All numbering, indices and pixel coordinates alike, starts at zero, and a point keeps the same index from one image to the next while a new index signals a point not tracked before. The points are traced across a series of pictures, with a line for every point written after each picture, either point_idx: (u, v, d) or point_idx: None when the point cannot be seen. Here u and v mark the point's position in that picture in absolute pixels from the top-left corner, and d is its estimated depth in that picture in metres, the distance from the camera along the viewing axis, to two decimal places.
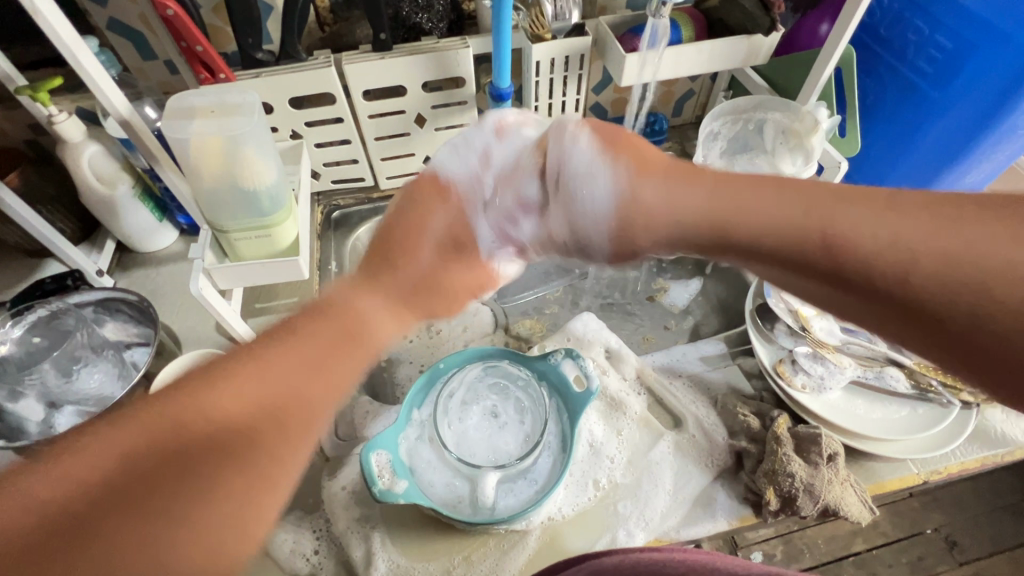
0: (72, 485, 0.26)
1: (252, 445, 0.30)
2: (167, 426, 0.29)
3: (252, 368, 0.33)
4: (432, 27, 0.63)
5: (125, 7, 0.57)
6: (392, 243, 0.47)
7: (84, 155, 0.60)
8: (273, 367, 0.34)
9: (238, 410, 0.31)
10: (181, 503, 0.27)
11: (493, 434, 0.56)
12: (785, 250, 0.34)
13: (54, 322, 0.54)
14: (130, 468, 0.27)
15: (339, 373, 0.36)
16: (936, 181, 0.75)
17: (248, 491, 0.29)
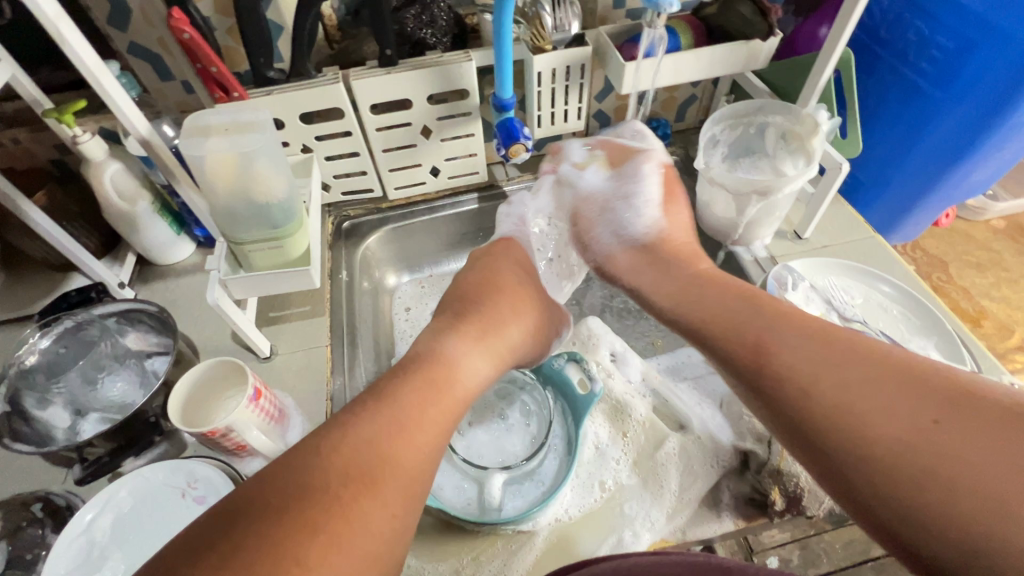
0: (266, 489, 0.32)
1: (356, 506, 0.33)
2: (326, 462, 0.34)
3: (381, 405, 0.38)
4: (436, 42, 0.66)
5: (144, 31, 0.60)
6: (493, 259, 0.59)
7: (106, 173, 0.62)
8: (403, 412, 0.38)
9: (356, 465, 0.34)
10: (300, 535, 0.31)
11: (501, 437, 0.59)
12: (731, 337, 0.45)
13: (79, 333, 0.58)
14: (288, 493, 0.32)
15: (427, 439, 0.38)
16: (944, 177, 0.75)
17: (332, 546, 0.31)
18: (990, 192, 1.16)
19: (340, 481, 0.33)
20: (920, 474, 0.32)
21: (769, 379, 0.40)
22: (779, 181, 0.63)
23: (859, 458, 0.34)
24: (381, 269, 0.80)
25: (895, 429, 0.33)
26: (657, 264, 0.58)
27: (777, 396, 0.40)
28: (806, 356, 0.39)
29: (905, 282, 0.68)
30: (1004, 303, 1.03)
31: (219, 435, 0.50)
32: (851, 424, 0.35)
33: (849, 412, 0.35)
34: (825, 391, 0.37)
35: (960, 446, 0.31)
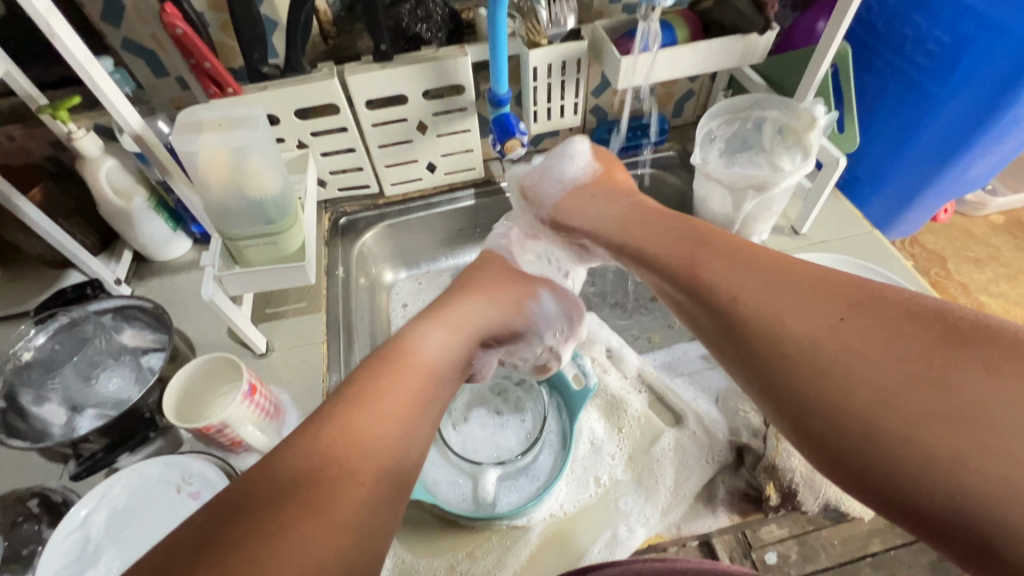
0: (251, 476, 0.33)
1: (335, 480, 0.33)
2: (305, 448, 0.34)
3: (353, 390, 0.39)
4: (432, 37, 0.65)
5: (138, 27, 0.60)
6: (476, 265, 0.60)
7: (101, 170, 0.62)
8: (377, 391, 0.39)
9: (335, 447, 0.35)
10: (283, 515, 0.31)
11: (495, 432, 0.59)
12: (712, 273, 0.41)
13: (74, 330, 0.59)
14: (270, 479, 0.32)
15: (396, 407, 0.39)
16: (942, 171, 0.75)
17: (312, 523, 0.31)
18: (988, 187, 1.16)
19: (321, 462, 0.34)
20: (891, 417, 0.29)
21: (744, 327, 0.37)
22: (775, 177, 0.63)
23: (841, 410, 0.31)
24: (378, 265, 0.80)
25: (878, 376, 0.31)
26: (629, 212, 0.54)
27: (750, 345, 0.37)
28: (784, 302, 0.36)
29: (903, 278, 0.67)
30: (1002, 299, 1.03)
31: (214, 430, 0.50)
32: (828, 371, 0.32)
33: (825, 362, 0.33)
34: (802, 338, 0.34)
35: (941, 398, 0.29)
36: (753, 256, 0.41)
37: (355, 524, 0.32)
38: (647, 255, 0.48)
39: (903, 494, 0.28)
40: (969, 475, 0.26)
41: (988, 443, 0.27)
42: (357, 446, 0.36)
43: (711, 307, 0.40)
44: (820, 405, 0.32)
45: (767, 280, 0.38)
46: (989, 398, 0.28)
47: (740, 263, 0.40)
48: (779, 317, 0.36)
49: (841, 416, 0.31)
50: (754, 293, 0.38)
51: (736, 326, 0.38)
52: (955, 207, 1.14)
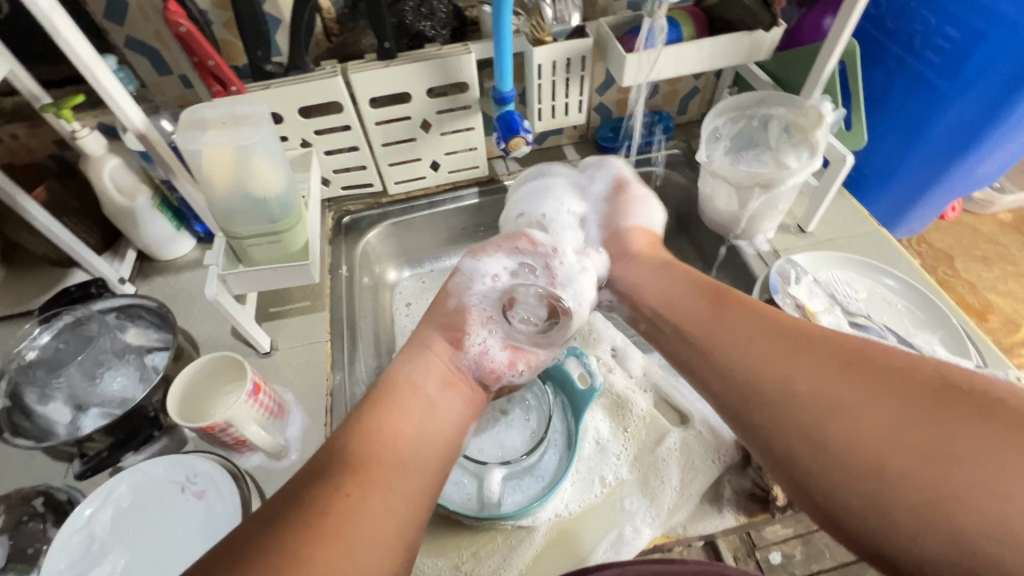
0: (299, 488, 0.35)
1: (372, 493, 0.36)
2: (348, 460, 0.38)
3: (381, 414, 0.42)
4: (435, 34, 0.65)
5: (141, 26, 0.60)
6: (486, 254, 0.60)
7: (105, 168, 0.62)
8: (398, 416, 0.42)
9: (378, 462, 0.38)
10: (329, 525, 0.33)
11: (500, 432, 0.59)
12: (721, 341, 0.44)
13: (79, 328, 0.58)
14: (320, 486, 0.35)
15: (419, 441, 0.42)
16: (950, 169, 0.75)
17: (354, 532, 0.33)
18: (996, 185, 1.15)
19: (371, 472, 0.37)
20: (897, 482, 0.31)
21: (752, 383, 0.40)
22: (782, 174, 0.62)
23: (837, 460, 0.33)
24: (381, 264, 0.79)
25: (877, 423, 0.33)
26: (656, 267, 0.56)
27: (756, 399, 0.40)
28: (788, 372, 0.38)
29: (909, 276, 0.67)
30: (1010, 298, 1.02)
31: (219, 429, 0.50)
32: (828, 422, 0.35)
33: (828, 412, 0.35)
34: (806, 392, 0.37)
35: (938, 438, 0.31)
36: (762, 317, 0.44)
37: (397, 537, 0.35)
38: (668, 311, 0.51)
39: (899, 561, 0.30)
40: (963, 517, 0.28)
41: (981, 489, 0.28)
42: (387, 465, 0.39)
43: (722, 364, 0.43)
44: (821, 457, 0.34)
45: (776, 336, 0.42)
46: (974, 444, 0.30)
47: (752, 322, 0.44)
48: (786, 385, 0.38)
49: (839, 465, 0.33)
50: (764, 351, 0.41)
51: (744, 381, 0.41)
52: (962, 205, 1.14)
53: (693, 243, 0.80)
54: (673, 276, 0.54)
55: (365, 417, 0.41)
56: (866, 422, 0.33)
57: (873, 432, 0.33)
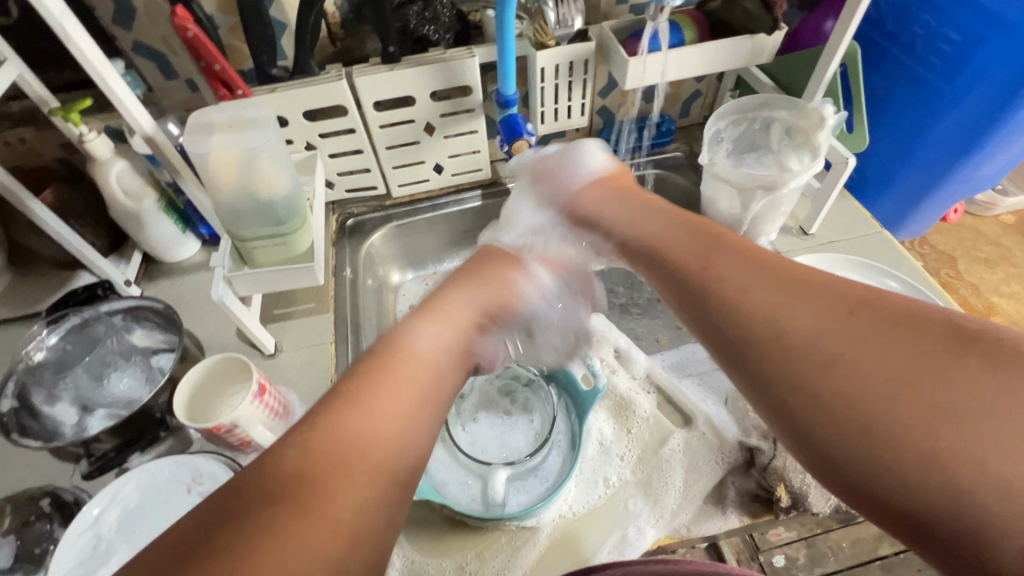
0: (242, 487, 0.32)
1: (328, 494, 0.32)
2: (297, 453, 0.33)
3: (354, 404, 0.37)
4: (439, 38, 0.66)
5: (149, 30, 0.60)
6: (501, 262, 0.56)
7: (112, 172, 0.62)
8: (366, 400, 0.37)
9: (328, 452, 0.34)
10: (268, 523, 0.30)
11: (504, 433, 0.60)
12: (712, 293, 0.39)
13: (85, 330, 0.59)
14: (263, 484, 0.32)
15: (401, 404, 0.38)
16: (952, 171, 0.75)
17: (295, 531, 0.30)
18: (998, 187, 1.15)
19: (310, 466, 0.33)
20: (917, 437, 0.27)
21: (748, 332, 0.35)
22: (784, 177, 0.63)
23: (856, 412, 0.29)
24: (384, 266, 0.80)
25: (880, 372, 0.29)
26: (635, 212, 0.52)
27: (750, 349, 0.35)
28: (793, 315, 0.34)
29: (913, 278, 0.67)
30: (1013, 299, 1.02)
31: (224, 430, 0.50)
32: (830, 373, 0.31)
33: (829, 362, 0.31)
34: (806, 335, 0.33)
35: (944, 389, 0.28)
36: (761, 258, 0.39)
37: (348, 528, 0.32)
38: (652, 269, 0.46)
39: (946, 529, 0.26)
40: (971, 476, 0.25)
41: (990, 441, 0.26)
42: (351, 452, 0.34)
43: (712, 312, 0.38)
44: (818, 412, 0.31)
45: (773, 278, 0.37)
46: (986, 389, 0.27)
47: (748, 261, 0.39)
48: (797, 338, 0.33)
49: (841, 420, 0.30)
50: (761, 295, 0.36)
51: (735, 331, 0.36)
52: (964, 207, 1.14)
53: None
54: (659, 225, 0.48)
55: (336, 407, 0.36)
56: (903, 376, 0.29)
57: (889, 371, 0.29)
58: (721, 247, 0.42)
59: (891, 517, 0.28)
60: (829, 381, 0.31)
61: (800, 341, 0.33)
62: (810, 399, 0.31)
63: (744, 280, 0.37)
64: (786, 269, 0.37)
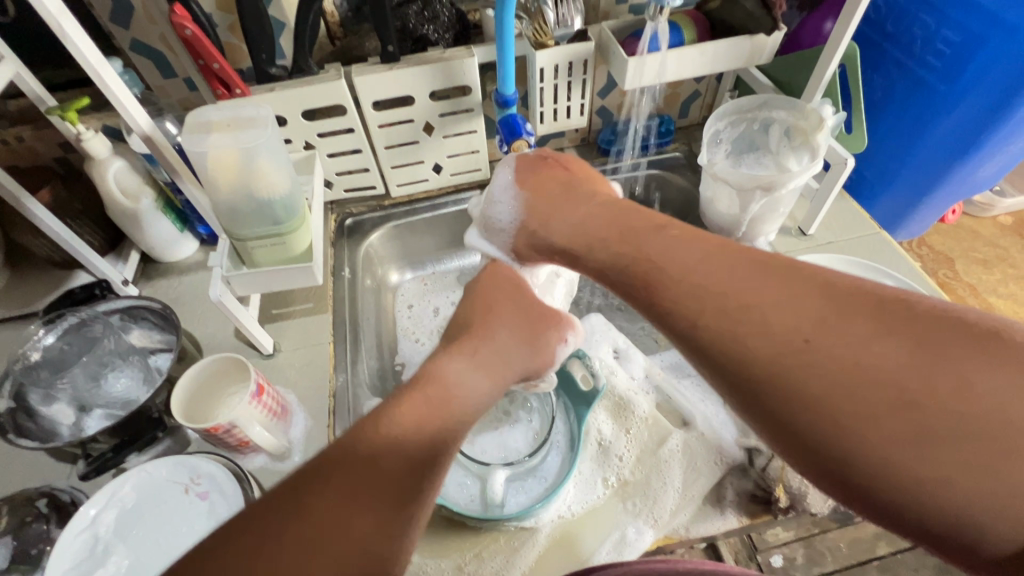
0: (273, 510, 0.30)
1: (369, 517, 0.30)
2: (341, 460, 0.32)
3: (392, 417, 0.36)
4: (438, 38, 0.65)
5: (146, 28, 0.60)
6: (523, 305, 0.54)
7: (110, 170, 0.62)
8: (411, 414, 0.36)
9: (378, 457, 0.32)
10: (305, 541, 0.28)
11: (504, 434, 0.60)
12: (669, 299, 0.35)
13: (83, 329, 0.58)
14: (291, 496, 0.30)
15: (427, 415, 0.37)
16: (951, 172, 0.75)
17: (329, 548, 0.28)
18: (996, 187, 1.15)
19: (341, 478, 0.31)
20: (898, 432, 0.26)
21: (721, 341, 0.31)
22: (782, 177, 0.63)
23: (844, 415, 0.27)
24: (383, 266, 0.80)
25: (882, 371, 0.27)
26: (588, 211, 0.47)
27: (727, 353, 0.31)
28: (761, 315, 0.30)
29: (910, 279, 0.67)
30: (1011, 300, 1.03)
31: (222, 431, 0.50)
32: (789, 395, 0.28)
33: (821, 367, 0.28)
34: (763, 360, 0.30)
35: (947, 384, 0.26)
36: (720, 251, 0.35)
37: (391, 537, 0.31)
38: (618, 271, 0.41)
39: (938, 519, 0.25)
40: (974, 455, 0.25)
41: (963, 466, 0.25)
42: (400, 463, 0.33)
43: (671, 325, 0.35)
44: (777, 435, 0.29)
45: (742, 273, 0.33)
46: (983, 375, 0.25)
47: (709, 263, 0.34)
48: (779, 341, 0.29)
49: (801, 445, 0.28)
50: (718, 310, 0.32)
51: (704, 342, 0.32)
52: (962, 208, 1.14)
53: None
54: (610, 221, 0.44)
55: (387, 410, 0.36)
56: (903, 375, 0.26)
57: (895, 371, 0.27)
58: (676, 240, 0.38)
59: (881, 511, 0.27)
60: (812, 383, 0.28)
61: (776, 344, 0.29)
62: (792, 409, 0.28)
63: (706, 280, 0.34)
64: (742, 256, 0.34)
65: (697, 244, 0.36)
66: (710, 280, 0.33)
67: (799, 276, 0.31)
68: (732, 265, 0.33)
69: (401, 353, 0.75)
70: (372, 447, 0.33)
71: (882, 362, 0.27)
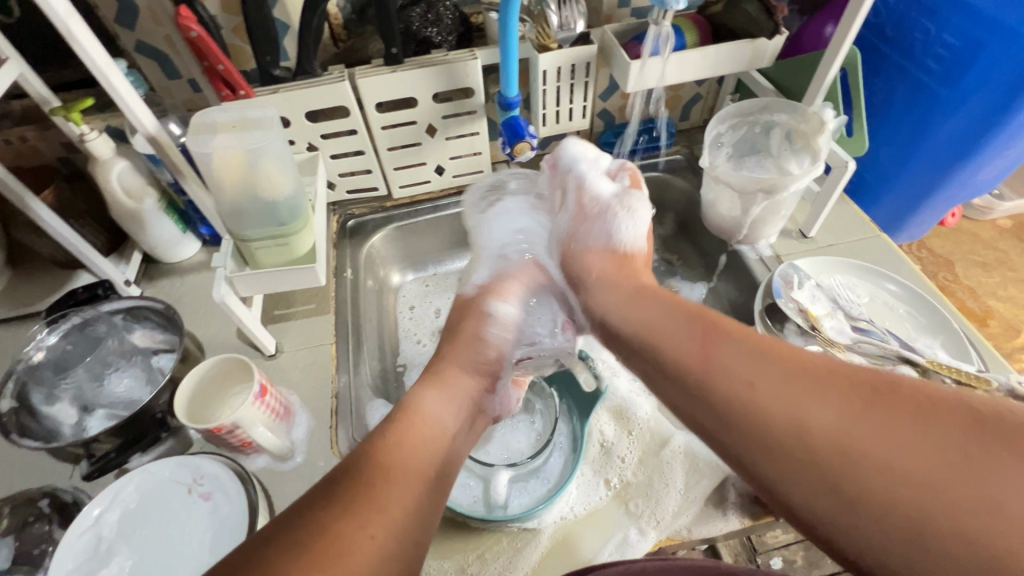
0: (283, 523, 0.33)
1: (360, 529, 0.33)
2: (338, 479, 0.36)
3: (384, 441, 0.40)
4: (442, 40, 0.66)
5: (151, 30, 0.60)
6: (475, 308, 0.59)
7: (113, 171, 0.62)
8: (401, 439, 0.41)
9: (367, 475, 0.37)
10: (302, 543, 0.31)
11: (506, 435, 0.60)
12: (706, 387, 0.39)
13: (86, 330, 0.59)
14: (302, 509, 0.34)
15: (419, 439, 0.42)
16: (951, 175, 0.75)
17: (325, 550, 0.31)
18: (995, 191, 1.15)
19: (335, 492, 0.35)
20: (928, 525, 0.28)
21: (757, 433, 0.35)
22: (784, 181, 0.63)
23: (872, 506, 0.30)
24: (385, 267, 0.80)
25: (917, 467, 0.29)
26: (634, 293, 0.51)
27: (763, 447, 0.34)
28: (793, 412, 0.34)
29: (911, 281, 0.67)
30: (1011, 303, 1.03)
31: (225, 431, 0.50)
32: (819, 486, 0.32)
33: (852, 459, 0.31)
34: (823, 432, 0.32)
35: (981, 476, 0.28)
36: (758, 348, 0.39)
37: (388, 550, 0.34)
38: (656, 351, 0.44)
39: None
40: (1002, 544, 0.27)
41: (989, 517, 0.27)
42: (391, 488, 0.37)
43: (708, 416, 0.38)
44: (834, 500, 0.31)
45: (774, 374, 0.36)
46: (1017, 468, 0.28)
47: (750, 351, 0.39)
48: (816, 435, 0.32)
49: (855, 511, 0.30)
50: (775, 385, 0.35)
51: (740, 431, 0.36)
52: (961, 211, 1.15)
53: (696, 246, 0.80)
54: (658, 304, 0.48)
55: (383, 433, 0.41)
56: (938, 469, 0.29)
57: (931, 466, 0.29)
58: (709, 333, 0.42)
59: None
60: (843, 477, 0.31)
61: (812, 439, 0.32)
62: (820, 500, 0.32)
63: (743, 376, 0.37)
64: (780, 354, 0.38)
65: (732, 339, 0.40)
66: (746, 376, 0.37)
67: (844, 376, 0.34)
68: (766, 362, 0.37)
69: (403, 355, 0.75)
70: (366, 464, 0.38)
71: (918, 455, 0.30)
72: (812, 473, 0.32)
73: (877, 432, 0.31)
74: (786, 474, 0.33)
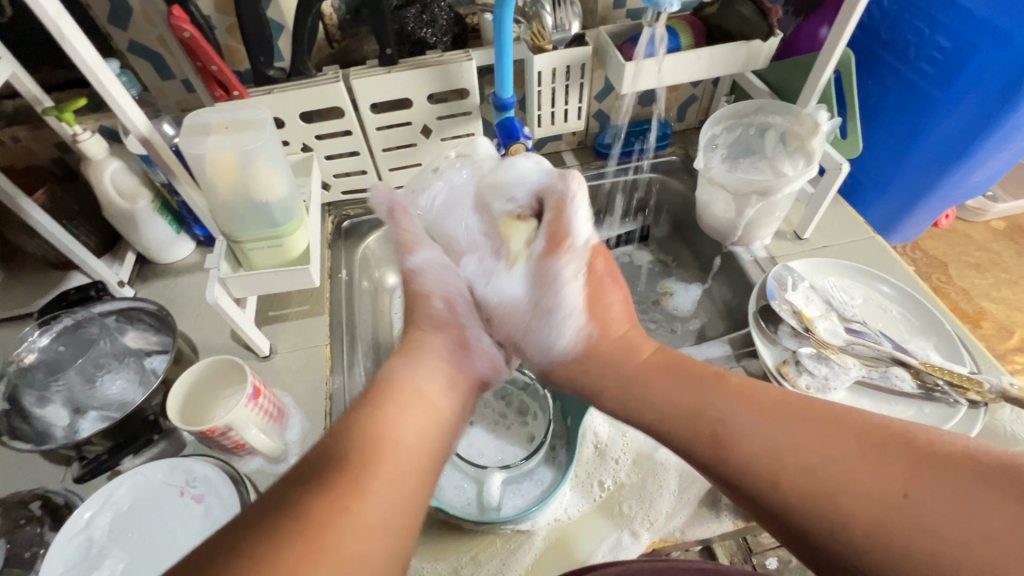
0: (270, 507, 0.33)
1: (358, 521, 0.33)
2: (329, 463, 0.36)
3: (371, 417, 0.40)
4: (436, 41, 0.66)
5: (145, 31, 0.60)
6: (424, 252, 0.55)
7: (106, 172, 0.62)
8: (390, 416, 0.40)
9: (355, 458, 0.36)
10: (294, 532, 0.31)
11: (499, 437, 0.60)
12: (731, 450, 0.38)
13: (78, 330, 0.58)
14: (293, 491, 0.34)
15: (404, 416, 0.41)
16: (944, 177, 0.76)
17: (318, 541, 0.31)
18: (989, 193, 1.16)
19: (327, 478, 0.35)
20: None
21: (794, 502, 0.34)
22: (778, 182, 0.63)
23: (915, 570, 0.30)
24: (380, 268, 0.78)
25: (959, 529, 0.30)
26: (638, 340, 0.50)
27: (800, 513, 0.34)
28: (830, 476, 0.34)
29: (905, 283, 0.68)
30: (1004, 303, 1.04)
31: (218, 433, 0.50)
32: (862, 552, 0.31)
33: (895, 523, 0.31)
34: (862, 496, 0.32)
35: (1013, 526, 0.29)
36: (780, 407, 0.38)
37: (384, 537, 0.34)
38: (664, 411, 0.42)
39: None
40: None
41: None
42: (386, 477, 0.36)
43: (737, 478, 0.37)
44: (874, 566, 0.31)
45: (804, 436, 0.36)
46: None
47: (750, 403, 0.39)
48: (859, 501, 0.32)
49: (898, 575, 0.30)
50: (797, 441, 0.36)
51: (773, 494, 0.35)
52: (955, 213, 1.15)
53: (691, 248, 0.80)
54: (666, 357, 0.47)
55: (366, 412, 0.40)
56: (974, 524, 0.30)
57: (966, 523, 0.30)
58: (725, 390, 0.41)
59: None
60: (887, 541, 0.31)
61: (852, 506, 0.32)
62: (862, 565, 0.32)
63: (770, 440, 0.37)
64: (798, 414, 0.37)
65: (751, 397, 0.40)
66: (773, 440, 0.36)
67: (870, 436, 0.35)
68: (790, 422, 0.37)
69: None
70: (353, 442, 0.37)
71: (957, 513, 0.30)
72: (854, 540, 0.32)
73: (915, 493, 0.31)
74: (824, 537, 0.33)
